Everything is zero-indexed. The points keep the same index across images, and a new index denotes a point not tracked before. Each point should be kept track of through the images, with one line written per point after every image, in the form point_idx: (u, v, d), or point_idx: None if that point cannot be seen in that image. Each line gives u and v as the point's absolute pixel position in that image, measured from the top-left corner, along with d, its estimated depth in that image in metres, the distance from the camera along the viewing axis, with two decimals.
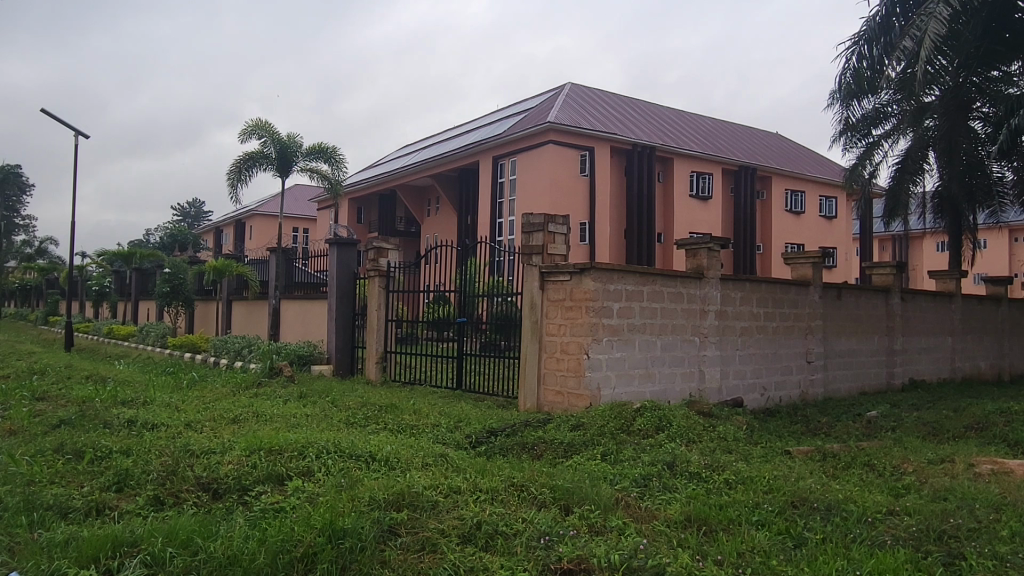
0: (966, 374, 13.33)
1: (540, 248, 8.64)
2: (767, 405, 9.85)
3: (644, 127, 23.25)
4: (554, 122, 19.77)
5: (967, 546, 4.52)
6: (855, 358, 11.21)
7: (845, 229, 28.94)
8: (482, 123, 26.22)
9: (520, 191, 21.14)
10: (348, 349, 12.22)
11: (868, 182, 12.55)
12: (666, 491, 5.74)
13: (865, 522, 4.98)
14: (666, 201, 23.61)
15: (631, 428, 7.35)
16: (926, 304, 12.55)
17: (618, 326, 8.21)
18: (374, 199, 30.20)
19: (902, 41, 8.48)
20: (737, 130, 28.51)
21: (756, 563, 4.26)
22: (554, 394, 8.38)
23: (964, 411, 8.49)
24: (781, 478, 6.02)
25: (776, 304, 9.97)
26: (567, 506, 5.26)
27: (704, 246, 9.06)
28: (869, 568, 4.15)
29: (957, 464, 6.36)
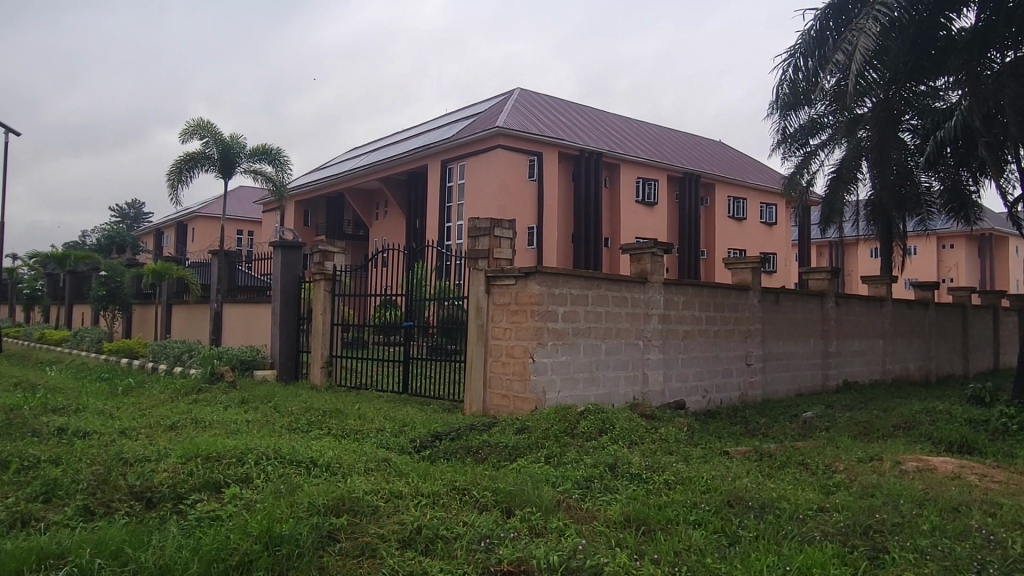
0: (897, 375, 13.86)
1: (485, 253, 8.68)
2: (708, 407, 10.06)
3: (593, 134, 23.54)
4: (503, 126, 19.86)
5: (890, 540, 4.70)
6: (793, 360, 11.55)
7: (785, 236, 29.81)
8: (431, 126, 26.15)
9: (469, 195, 21.14)
10: (292, 354, 12.01)
11: (805, 189, 13.00)
12: (607, 492, 5.82)
13: (797, 519, 5.13)
14: (614, 207, 23.93)
15: (575, 430, 7.43)
16: (860, 308, 13.00)
17: (563, 330, 8.28)
18: (321, 201, 29.80)
19: (835, 55, 8.75)
20: (683, 138, 29.14)
21: (692, 562, 4.34)
22: (500, 398, 8.41)
23: (893, 411, 8.83)
24: (718, 478, 6.17)
25: (717, 308, 10.21)
26: (509, 509, 5.29)
27: (648, 252, 9.23)
28: (799, 563, 4.26)
29: (884, 462, 6.61)
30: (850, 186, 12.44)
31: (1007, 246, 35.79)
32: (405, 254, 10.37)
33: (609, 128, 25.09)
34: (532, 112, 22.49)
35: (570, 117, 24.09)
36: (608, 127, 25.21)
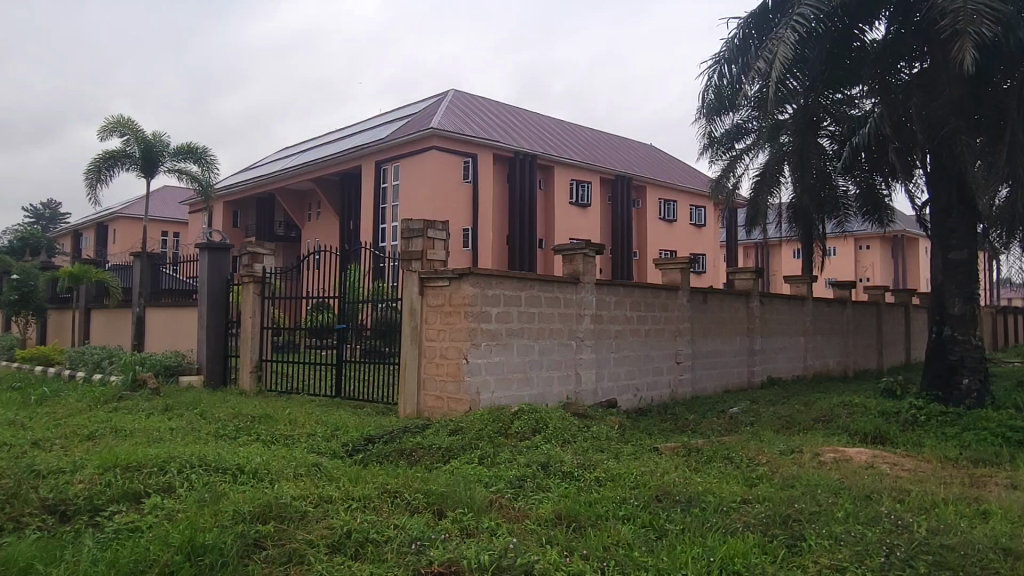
0: (818, 371, 14.45)
1: (419, 254, 8.62)
2: (640, 405, 10.27)
3: (528, 136, 23.72)
4: (437, 127, 19.81)
5: (808, 528, 4.90)
6: (720, 358, 11.90)
7: (713, 237, 30.68)
8: (366, 126, 25.85)
9: (404, 196, 20.96)
10: (220, 359, 11.68)
11: (732, 193, 13.45)
12: (539, 491, 5.87)
13: (721, 511, 5.30)
14: (549, 208, 24.13)
15: (509, 430, 7.47)
16: (783, 306, 13.49)
17: (497, 330, 8.31)
18: (251, 202, 29.05)
19: (757, 62, 9.07)
20: (616, 141, 29.65)
21: (620, 556, 4.43)
22: (434, 399, 8.38)
23: (813, 405, 9.20)
24: (647, 474, 6.31)
25: (648, 308, 10.42)
26: (440, 511, 5.28)
27: (580, 252, 9.36)
28: (722, 554, 4.40)
29: (805, 454, 6.87)
30: (773, 190, 12.92)
31: (917, 247, 37.78)
32: (338, 255, 10.22)
33: (543, 130, 25.31)
34: (467, 114, 22.49)
35: (505, 119, 24.21)
36: (542, 130, 25.41)
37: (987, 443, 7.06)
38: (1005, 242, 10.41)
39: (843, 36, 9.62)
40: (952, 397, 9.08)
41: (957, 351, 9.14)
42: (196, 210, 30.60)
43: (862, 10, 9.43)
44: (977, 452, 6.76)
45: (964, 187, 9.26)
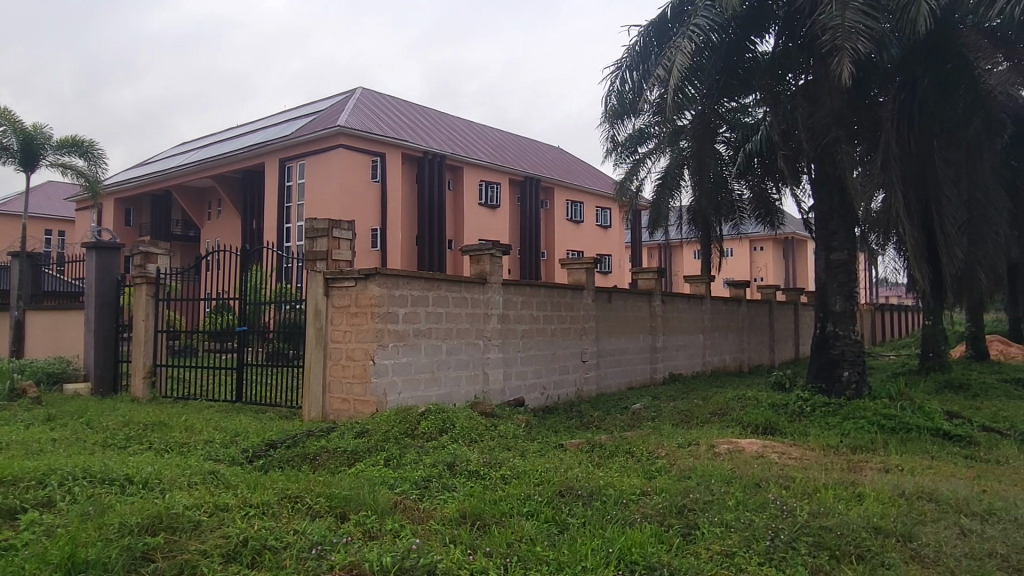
0: (715, 367, 15.10)
1: (324, 254, 8.44)
2: (546, 403, 10.44)
3: (437, 136, 23.65)
4: (344, 125, 19.46)
5: (702, 517, 5.11)
6: (624, 356, 12.24)
7: (618, 239, 31.54)
8: (270, 122, 25.07)
9: (310, 195, 20.46)
10: (110, 365, 11.04)
11: (635, 195, 13.92)
12: (444, 491, 5.87)
13: (621, 503, 5.46)
14: (459, 209, 24.11)
15: (416, 431, 7.42)
16: (684, 305, 14.03)
17: (404, 331, 8.25)
18: (146, 200, 27.60)
19: (656, 70, 9.40)
20: (525, 142, 29.99)
21: (523, 552, 4.48)
22: (340, 401, 8.24)
23: (710, 399, 9.62)
24: (551, 470, 6.43)
25: (554, 307, 10.60)
26: (343, 514, 5.19)
27: (488, 252, 9.43)
28: (620, 544, 4.53)
29: (702, 446, 7.17)
30: (673, 193, 13.44)
31: (806, 249, 40.13)
32: (238, 255, 9.87)
33: (453, 131, 25.28)
34: (375, 113, 22.18)
35: (415, 119, 24.05)
36: (452, 130, 25.37)
37: (864, 431, 7.59)
38: (880, 243, 11.21)
39: (737, 47, 10.10)
40: (835, 389, 9.71)
41: (839, 346, 9.76)
42: (84, 208, 28.80)
43: (753, 23, 9.92)
44: (855, 440, 7.25)
45: (844, 192, 9.90)
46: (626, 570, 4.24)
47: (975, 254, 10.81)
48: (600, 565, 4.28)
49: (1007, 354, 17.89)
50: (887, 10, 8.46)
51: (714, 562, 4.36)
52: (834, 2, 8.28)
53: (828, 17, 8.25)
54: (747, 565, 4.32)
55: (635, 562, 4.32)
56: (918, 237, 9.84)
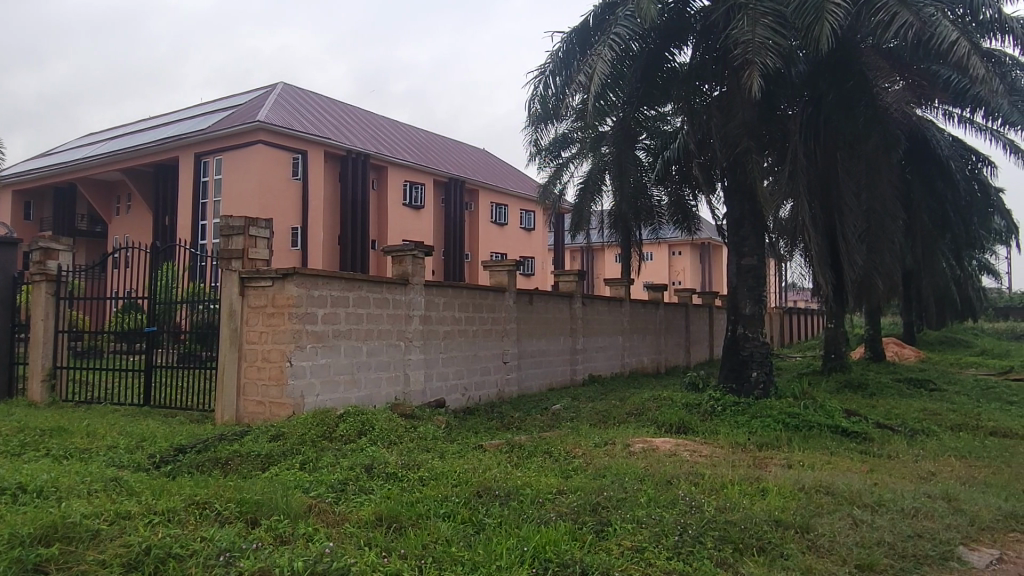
0: (634, 368, 15.48)
1: (239, 252, 8.19)
2: (467, 404, 10.45)
3: (361, 135, 23.32)
4: (264, 121, 18.92)
5: (614, 514, 5.23)
6: (544, 357, 12.39)
7: (541, 241, 31.92)
8: (185, 115, 24.14)
9: (227, 192, 19.81)
10: (4, 368, 10.36)
11: (558, 198, 14.11)
12: (361, 494, 5.80)
13: (537, 503, 5.53)
14: (383, 209, 23.83)
15: (333, 434, 7.30)
16: (603, 308, 14.31)
17: (322, 332, 8.10)
18: (48, 193, 26.08)
19: (577, 76, 9.57)
20: (451, 144, 29.93)
21: (438, 552, 4.49)
22: (254, 404, 8.01)
23: (627, 400, 9.85)
24: (469, 470, 6.46)
25: (475, 309, 10.63)
26: (254, 519, 5.06)
27: (410, 253, 9.37)
28: (534, 543, 4.60)
29: (617, 445, 7.35)
30: (595, 197, 13.68)
31: (720, 254, 41.63)
32: (149, 253, 9.46)
33: (377, 130, 24.99)
34: (296, 109, 21.68)
35: (339, 116, 23.63)
36: (376, 129, 25.07)
37: (770, 429, 7.94)
38: (788, 250, 11.75)
39: (657, 58, 10.37)
40: (744, 389, 10.11)
41: (748, 347, 10.18)
42: None
43: (671, 34, 10.23)
44: (761, 437, 7.59)
45: (754, 201, 10.34)
46: (539, 567, 4.30)
47: (873, 261, 11.49)
48: (514, 564, 4.33)
49: (902, 356, 19.07)
50: (793, 28, 8.89)
51: (625, 558, 4.47)
52: (746, 17, 8.65)
53: (740, 32, 8.61)
54: (656, 559, 4.45)
55: (549, 559, 4.39)
56: (822, 244, 10.37)
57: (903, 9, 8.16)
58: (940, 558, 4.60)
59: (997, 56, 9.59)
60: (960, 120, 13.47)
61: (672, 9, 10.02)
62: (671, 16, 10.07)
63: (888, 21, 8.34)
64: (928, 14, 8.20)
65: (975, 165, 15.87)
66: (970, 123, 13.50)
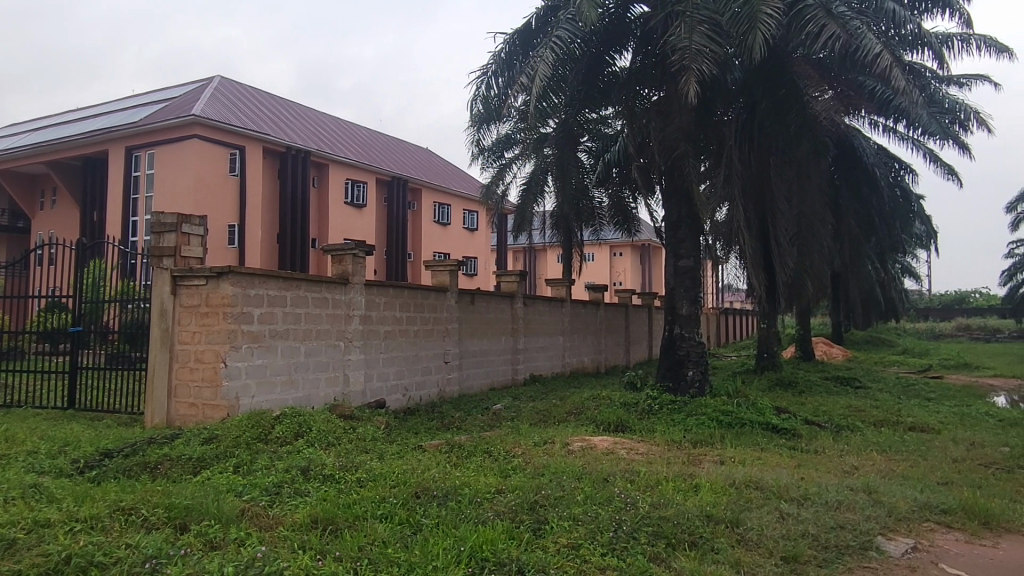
0: (574, 367, 15.64)
1: (171, 250, 7.98)
2: (408, 404, 10.38)
3: (302, 131, 22.91)
4: (199, 114, 18.39)
5: (552, 512, 5.28)
6: (486, 357, 12.41)
7: (484, 241, 31.96)
8: (116, 107, 23.25)
9: (160, 187, 19.18)
10: None
11: (501, 199, 14.14)
12: (296, 496, 5.69)
13: (475, 502, 5.54)
14: (324, 207, 23.44)
15: (268, 436, 7.15)
16: (545, 308, 14.43)
17: (259, 332, 7.93)
18: None
19: (520, 78, 9.63)
20: (394, 142, 29.62)
21: (374, 554, 4.44)
22: (186, 407, 7.77)
23: (567, 399, 9.96)
24: (408, 471, 6.42)
25: (417, 309, 10.56)
26: (183, 525, 4.92)
27: (350, 252, 9.27)
28: (472, 543, 4.60)
29: (556, 444, 7.42)
30: (537, 198, 13.77)
31: (660, 256, 42.43)
32: (75, 250, 9.10)
33: (318, 127, 24.57)
34: (234, 103, 21.15)
35: (278, 112, 23.14)
36: (317, 126, 24.64)
37: (705, 427, 8.13)
38: (724, 251, 12.06)
39: (598, 61, 10.52)
40: (680, 387, 10.34)
41: (685, 347, 10.40)
42: None
43: (612, 39, 10.39)
44: (696, 434, 7.78)
45: (691, 204, 10.58)
46: (475, 567, 4.31)
47: (803, 263, 11.93)
48: (451, 564, 4.31)
49: (830, 355, 19.81)
50: (728, 37, 9.14)
51: (560, 555, 4.53)
52: (683, 25, 8.86)
53: (677, 39, 8.80)
54: (591, 556, 4.51)
55: (485, 559, 4.40)
56: (756, 247, 10.71)
57: (831, 21, 8.48)
58: (860, 548, 4.80)
59: (917, 69, 10.05)
60: (885, 130, 14.08)
61: (613, 15, 10.19)
62: (612, 22, 10.23)
63: (817, 32, 8.66)
64: (855, 26, 8.54)
65: (897, 172, 16.62)
66: (894, 133, 14.11)
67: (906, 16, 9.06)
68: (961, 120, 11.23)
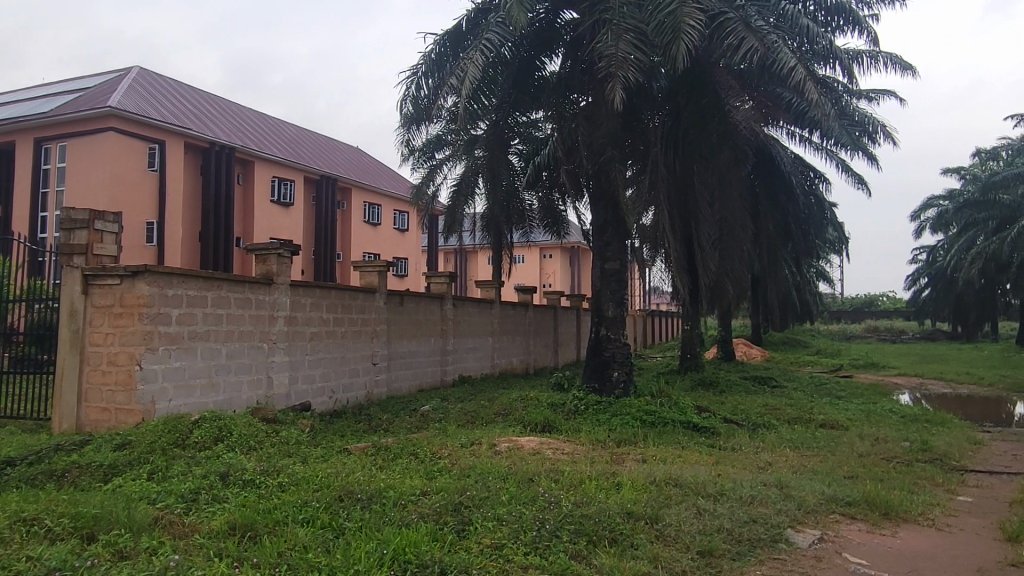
0: (503, 369, 15.72)
1: (83, 248, 7.64)
2: (335, 407, 10.22)
3: (226, 127, 22.21)
4: (116, 106, 17.59)
5: (476, 513, 5.30)
6: (415, 358, 12.34)
7: (415, 242, 31.76)
8: (25, 95, 22.04)
9: (72, 182, 18.30)
10: None
11: (431, 200, 14.06)
12: (214, 503, 5.52)
13: (399, 505, 5.50)
14: (249, 205, 22.81)
15: (186, 441, 6.91)
16: (474, 309, 14.46)
17: (177, 334, 7.66)
18: None
19: (450, 79, 9.62)
20: (323, 140, 29.02)
21: (294, 559, 4.36)
22: (98, 411, 7.43)
23: (496, 400, 10.00)
24: (332, 475, 6.32)
25: (344, 310, 10.42)
26: (91, 534, 4.71)
27: (275, 252, 9.04)
28: (394, 545, 4.56)
29: (483, 445, 7.45)
30: (468, 200, 13.75)
31: (589, 258, 43.09)
32: None
33: (244, 122, 23.87)
34: (154, 95, 20.34)
35: (202, 106, 22.39)
36: (242, 121, 23.95)
37: (628, 426, 8.32)
38: (650, 255, 12.36)
39: (528, 65, 10.61)
40: (606, 388, 10.53)
41: (610, 348, 10.60)
42: None
43: (542, 43, 10.50)
44: (620, 434, 7.94)
45: (617, 207, 10.79)
46: (397, 569, 4.27)
47: (725, 266, 12.39)
48: (373, 567, 4.27)
49: (749, 355, 20.55)
50: (653, 46, 9.37)
51: (484, 555, 4.54)
52: (610, 32, 9.04)
53: (604, 45, 8.97)
54: (514, 555, 4.55)
55: (408, 561, 4.37)
56: (680, 250, 11.03)
57: (749, 34, 8.82)
58: (770, 540, 5.01)
59: (829, 83, 10.55)
60: (801, 140, 14.71)
61: (542, 20, 10.32)
62: (542, 26, 10.35)
63: (737, 44, 8.98)
64: (772, 40, 8.90)
65: (812, 181, 17.40)
66: (809, 143, 14.75)
67: (819, 32, 9.50)
68: (870, 132, 11.88)
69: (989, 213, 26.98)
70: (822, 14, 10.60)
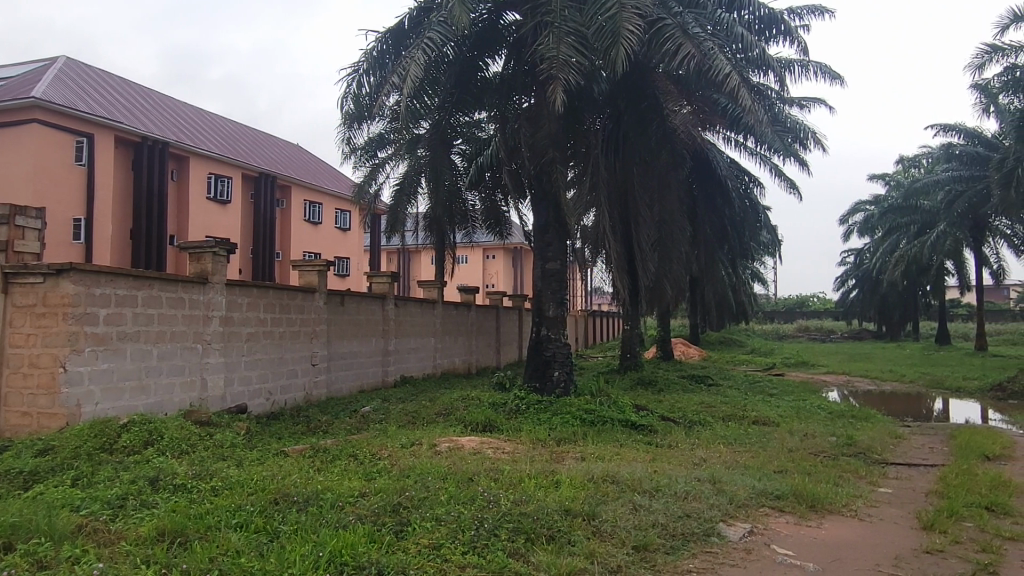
0: (446, 369, 15.67)
1: (2, 244, 7.28)
2: (272, 409, 10.01)
3: (160, 121, 21.51)
4: (40, 97, 16.83)
5: (415, 513, 5.27)
6: (355, 359, 12.18)
7: (357, 242, 31.37)
8: None
9: None
10: None
11: (373, 200, 13.93)
12: (142, 509, 5.33)
13: (336, 506, 5.44)
14: (184, 202, 22.14)
15: (114, 446, 6.67)
16: (416, 309, 14.37)
17: (104, 334, 7.38)
18: None
19: (391, 77, 9.56)
20: (263, 137, 28.39)
21: (225, 564, 4.26)
22: (18, 416, 7.09)
23: (437, 400, 9.98)
24: (268, 478, 6.19)
25: (283, 310, 10.22)
26: (8, 544, 4.51)
27: (210, 250, 8.82)
28: (330, 547, 4.50)
29: (423, 445, 7.42)
30: (410, 200, 13.66)
31: (531, 259, 43.31)
32: None
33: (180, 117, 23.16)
34: (83, 87, 19.55)
35: (135, 100, 21.64)
36: (177, 115, 23.22)
37: (568, 425, 8.42)
38: (591, 256, 12.51)
39: (470, 66, 10.62)
40: (546, 387, 10.61)
41: (551, 348, 10.71)
42: None
43: (485, 44, 10.51)
44: (559, 432, 8.02)
45: (559, 208, 10.89)
46: (334, 571, 4.23)
47: (663, 268, 12.68)
48: (309, 569, 4.21)
49: (687, 355, 21.01)
50: (594, 50, 9.51)
51: (421, 555, 4.52)
52: (552, 35, 9.13)
53: (545, 48, 9.06)
54: (452, 555, 4.55)
55: (345, 563, 4.32)
56: (620, 250, 11.23)
57: (686, 41, 9.04)
58: (703, 534, 5.14)
59: (762, 90, 10.88)
60: (736, 146, 15.14)
61: (485, 21, 10.34)
62: (485, 28, 10.37)
63: (674, 50, 9.19)
64: (707, 47, 9.14)
65: (746, 185, 17.92)
66: (745, 148, 15.20)
67: (753, 41, 9.79)
68: (801, 138, 12.32)
69: (911, 218, 28.33)
70: (756, 23, 10.93)
